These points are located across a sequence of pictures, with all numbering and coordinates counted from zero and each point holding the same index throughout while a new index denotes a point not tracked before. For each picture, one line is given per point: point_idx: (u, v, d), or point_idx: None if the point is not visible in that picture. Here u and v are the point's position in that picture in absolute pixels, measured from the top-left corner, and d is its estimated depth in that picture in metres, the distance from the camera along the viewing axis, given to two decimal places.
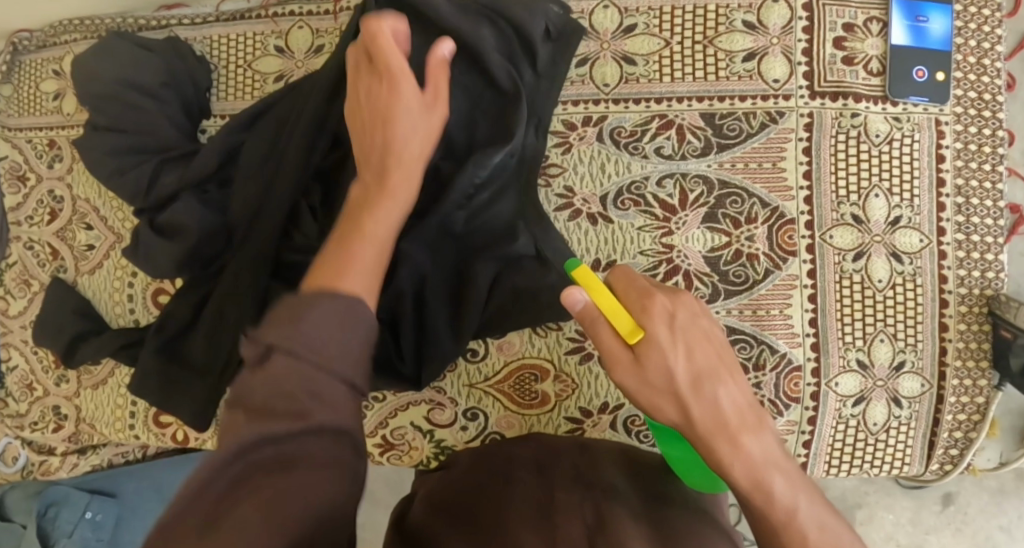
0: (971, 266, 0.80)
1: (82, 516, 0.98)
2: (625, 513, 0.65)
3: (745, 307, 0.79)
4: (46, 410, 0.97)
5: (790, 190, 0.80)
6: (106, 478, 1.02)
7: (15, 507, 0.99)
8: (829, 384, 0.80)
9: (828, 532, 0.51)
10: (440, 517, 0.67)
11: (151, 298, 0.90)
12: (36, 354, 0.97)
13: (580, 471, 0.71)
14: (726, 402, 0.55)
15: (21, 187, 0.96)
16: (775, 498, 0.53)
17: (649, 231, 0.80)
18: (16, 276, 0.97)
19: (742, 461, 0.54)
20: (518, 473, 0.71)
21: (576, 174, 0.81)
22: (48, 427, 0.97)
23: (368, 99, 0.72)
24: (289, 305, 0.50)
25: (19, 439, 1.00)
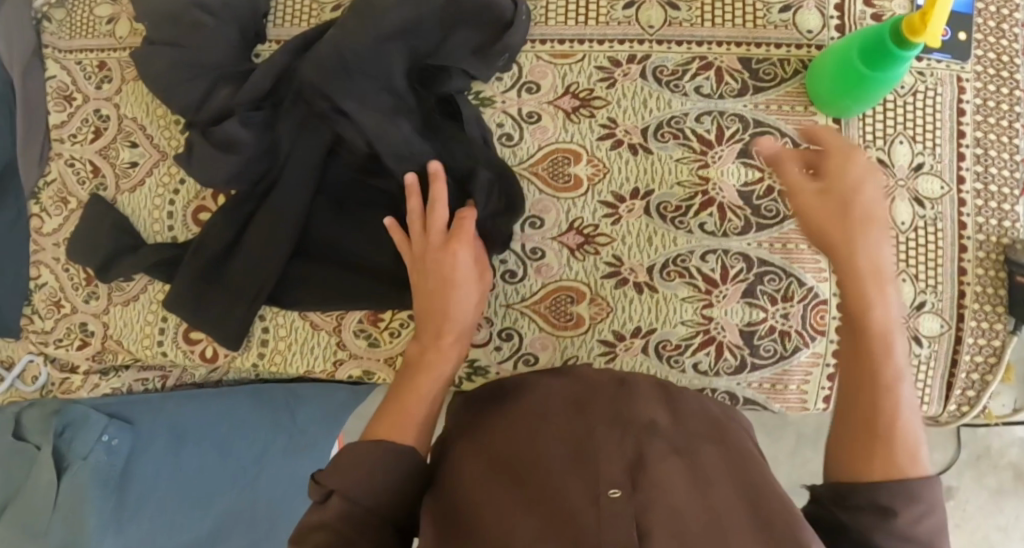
0: (989, 214, 0.84)
1: (98, 440, 0.99)
2: (664, 444, 0.61)
3: (775, 241, 0.83)
4: (72, 326, 0.98)
5: (820, 132, 0.84)
6: (127, 403, 1.03)
7: (30, 425, 0.99)
8: None
9: (912, 407, 0.59)
10: (472, 456, 0.65)
11: (191, 216, 0.92)
12: (67, 272, 0.98)
13: (619, 406, 0.66)
14: (882, 249, 0.63)
15: (67, 106, 0.97)
16: (872, 329, 0.60)
17: (687, 163, 0.83)
18: (54, 193, 0.98)
19: (856, 257, 0.62)
20: (549, 406, 0.68)
21: (619, 108, 0.84)
22: (73, 343, 0.98)
23: (424, 262, 0.77)
24: (354, 454, 0.63)
25: (41, 356, 1.00)
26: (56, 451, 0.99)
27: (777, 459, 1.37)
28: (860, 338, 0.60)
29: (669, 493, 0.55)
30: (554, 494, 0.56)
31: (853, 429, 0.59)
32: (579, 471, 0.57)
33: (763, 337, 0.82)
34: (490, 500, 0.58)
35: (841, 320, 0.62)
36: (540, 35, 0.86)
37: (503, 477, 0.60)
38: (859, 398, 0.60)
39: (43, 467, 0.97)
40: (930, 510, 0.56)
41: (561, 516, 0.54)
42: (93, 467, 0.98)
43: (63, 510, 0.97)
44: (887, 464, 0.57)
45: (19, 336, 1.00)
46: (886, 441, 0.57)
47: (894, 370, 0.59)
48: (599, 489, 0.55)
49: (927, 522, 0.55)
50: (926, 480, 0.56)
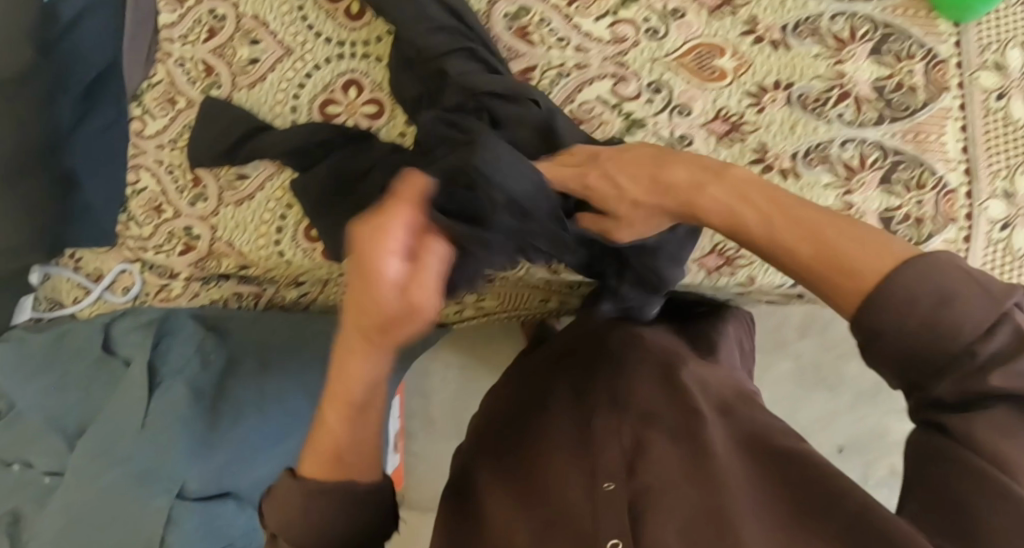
0: None
1: (194, 351, 0.96)
2: (665, 431, 0.68)
3: (908, 132, 0.86)
4: (175, 231, 0.95)
5: (943, 34, 0.87)
6: (222, 319, 1.00)
7: (123, 335, 0.97)
8: (980, 207, 0.86)
9: (865, 239, 0.53)
10: (497, 479, 0.70)
11: (319, 109, 0.90)
12: (170, 175, 0.94)
13: (616, 393, 0.74)
14: (721, 194, 0.61)
15: (178, 5, 0.93)
16: (748, 229, 0.59)
17: (824, 59, 0.87)
18: (160, 94, 0.95)
19: (714, 198, 0.61)
20: (559, 406, 0.77)
21: (759, 7, 0.87)
22: (175, 249, 0.96)
23: (356, 284, 0.53)
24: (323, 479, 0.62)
25: (136, 266, 0.99)
26: (150, 364, 0.95)
27: (838, 411, 1.40)
28: (820, 231, 0.55)
29: (656, 472, 0.63)
30: (547, 486, 0.66)
31: (830, 273, 0.53)
32: (576, 453, 0.68)
33: (900, 223, 0.85)
34: (512, 521, 0.64)
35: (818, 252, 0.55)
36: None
37: (518, 476, 0.69)
38: (821, 269, 0.54)
39: (137, 378, 0.92)
40: (946, 299, 0.49)
41: (567, 511, 0.63)
42: (187, 379, 0.94)
43: (152, 426, 0.89)
44: (950, 330, 0.49)
45: (113, 245, 0.98)
46: (888, 295, 0.50)
47: (850, 240, 0.54)
48: (596, 482, 0.64)
49: (949, 305, 0.49)
50: (921, 258, 0.51)
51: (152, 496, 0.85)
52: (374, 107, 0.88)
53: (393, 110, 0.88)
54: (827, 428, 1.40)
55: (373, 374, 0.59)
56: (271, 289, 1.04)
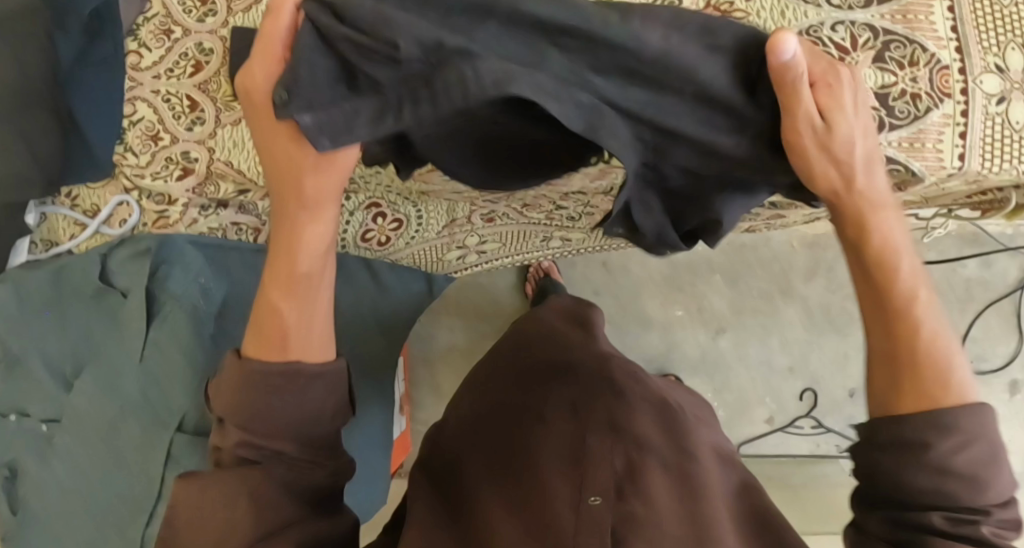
0: None
1: (194, 280, 0.99)
2: (656, 463, 0.75)
3: (896, 14, 0.87)
4: (172, 156, 0.96)
5: None
6: (224, 249, 1.04)
7: (121, 265, 0.98)
8: (975, 82, 0.86)
9: (938, 338, 0.67)
10: (482, 477, 0.75)
11: None
12: (167, 103, 0.95)
13: (615, 415, 0.78)
14: (889, 225, 0.68)
15: None
16: (902, 272, 0.68)
17: None
18: (155, 28, 0.95)
19: (879, 222, 0.68)
20: (555, 412, 0.79)
21: None
22: (173, 174, 0.96)
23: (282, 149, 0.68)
24: (277, 375, 0.71)
25: (134, 194, 1.00)
26: (149, 292, 0.98)
27: (850, 355, 1.38)
28: (902, 322, 0.67)
29: (644, 503, 0.70)
30: (543, 495, 0.70)
31: (889, 377, 0.67)
32: (573, 474, 0.71)
33: (896, 99, 0.86)
34: (496, 515, 0.70)
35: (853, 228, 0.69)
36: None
37: (513, 492, 0.71)
38: (887, 338, 0.68)
39: (136, 306, 0.96)
40: (968, 441, 0.62)
41: (547, 522, 0.67)
42: (185, 306, 0.97)
43: (150, 360, 0.96)
44: (967, 488, 0.62)
45: (110, 175, 0.98)
46: (910, 371, 0.66)
47: (931, 324, 0.67)
48: (582, 497, 0.69)
49: (964, 452, 0.62)
50: (966, 406, 0.63)
51: (158, 430, 0.95)
52: None
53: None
54: (840, 370, 1.38)
55: (323, 234, 0.75)
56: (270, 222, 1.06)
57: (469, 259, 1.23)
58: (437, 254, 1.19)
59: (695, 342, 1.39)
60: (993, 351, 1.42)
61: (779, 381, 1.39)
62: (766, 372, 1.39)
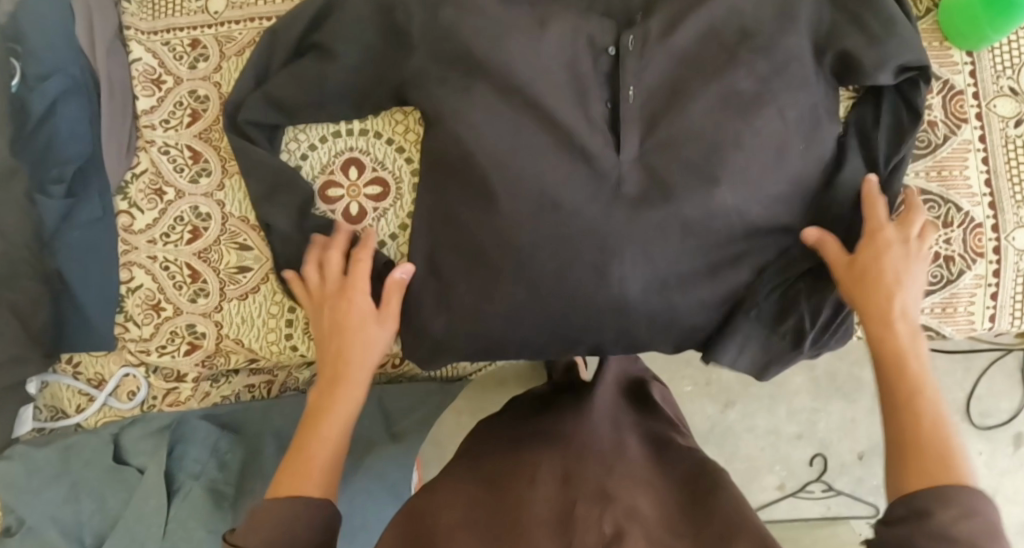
0: None
1: (210, 453, 0.90)
2: (647, 525, 0.58)
3: (931, 169, 0.84)
4: (178, 330, 0.88)
5: (957, 65, 0.85)
6: (236, 412, 0.92)
7: (134, 446, 0.89)
8: (1007, 238, 0.84)
9: None
10: (450, 524, 0.59)
11: (320, 191, 0.85)
12: (166, 271, 0.88)
13: (606, 486, 0.63)
14: None
15: (156, 90, 0.89)
16: None
17: None
18: (145, 185, 0.89)
19: None
20: (504, 480, 0.65)
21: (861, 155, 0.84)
22: (180, 349, 0.88)
23: None
24: None
25: (139, 370, 0.90)
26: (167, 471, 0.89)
27: (853, 427, 1.40)
28: None
29: None
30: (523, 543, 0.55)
31: None
32: (557, 525, 0.57)
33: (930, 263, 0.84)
34: None
35: (895, 442, 0.58)
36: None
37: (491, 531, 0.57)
38: None
39: (153, 487, 0.87)
40: None
41: None
42: (207, 484, 0.88)
43: (173, 537, 0.85)
44: None
45: (113, 348, 0.90)
46: None
47: None
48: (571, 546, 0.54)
49: None
50: None
51: None
52: (378, 188, 0.84)
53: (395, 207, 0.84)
54: (848, 435, 1.39)
55: None
56: (284, 376, 0.94)
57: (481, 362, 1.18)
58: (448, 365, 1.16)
59: (703, 414, 1.41)
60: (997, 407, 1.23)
61: (788, 448, 1.40)
62: (776, 440, 1.41)
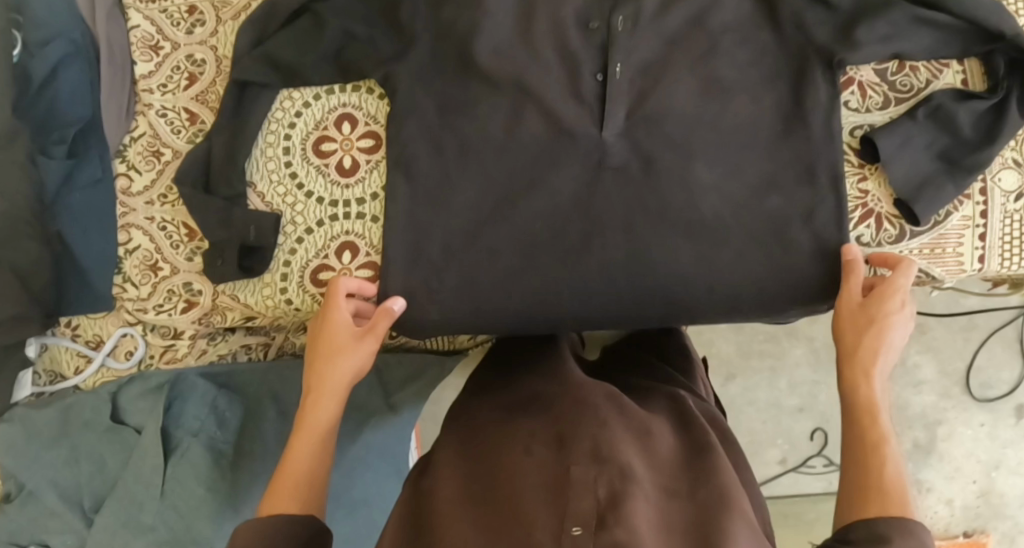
0: None
1: (207, 412, 0.90)
2: (640, 487, 0.62)
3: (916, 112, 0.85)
4: (175, 289, 0.89)
5: None
6: (232, 374, 0.93)
7: (131, 405, 0.89)
8: (994, 180, 0.85)
9: None
10: (454, 500, 0.64)
11: (314, 148, 0.86)
12: (164, 232, 0.90)
13: (599, 440, 0.65)
14: None
15: (154, 56, 0.91)
16: None
17: (869, 110, 0.85)
18: (144, 148, 0.91)
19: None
20: (507, 440, 0.69)
21: (851, 107, 0.85)
22: (176, 308, 0.89)
23: None
24: None
25: (136, 330, 0.91)
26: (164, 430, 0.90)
27: None
28: None
29: (629, 530, 0.57)
30: (519, 517, 0.59)
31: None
32: (551, 497, 0.60)
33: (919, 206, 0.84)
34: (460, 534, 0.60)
35: (855, 492, 0.66)
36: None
37: (486, 506, 0.62)
38: None
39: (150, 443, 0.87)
40: None
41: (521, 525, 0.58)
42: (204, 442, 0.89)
43: (172, 497, 0.86)
44: None
45: (112, 307, 0.91)
46: None
47: None
48: (563, 525, 0.58)
49: None
50: None
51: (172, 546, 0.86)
52: (371, 141, 0.85)
53: (386, 159, 0.84)
54: None
55: None
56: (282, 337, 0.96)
57: (480, 334, 1.18)
58: (448, 337, 1.16)
59: None
60: (999, 377, 1.23)
61: (790, 421, 1.40)
62: (778, 414, 1.40)
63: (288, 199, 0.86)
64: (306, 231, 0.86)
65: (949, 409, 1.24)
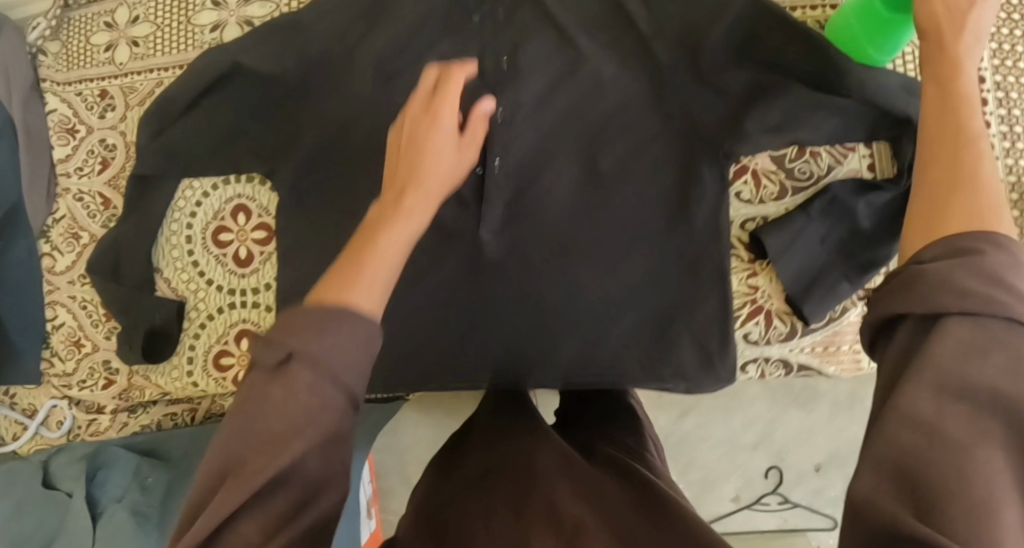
0: (1016, 138, 0.85)
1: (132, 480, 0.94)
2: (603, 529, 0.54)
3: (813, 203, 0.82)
4: (95, 366, 0.94)
5: None
6: (156, 441, 0.97)
7: (62, 473, 0.94)
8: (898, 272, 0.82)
9: None
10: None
11: (212, 237, 0.89)
12: (85, 310, 0.94)
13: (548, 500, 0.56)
14: None
15: (70, 139, 0.95)
16: None
17: (763, 201, 0.82)
18: (64, 230, 0.95)
19: None
20: (469, 494, 0.61)
21: (745, 200, 0.82)
22: (97, 384, 0.94)
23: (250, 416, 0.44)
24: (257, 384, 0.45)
25: (64, 401, 0.97)
26: (91, 497, 0.93)
27: (812, 440, 1.37)
28: None
29: None
30: None
31: None
32: None
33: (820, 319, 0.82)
34: None
35: (932, 179, 0.46)
36: (565, 29, 0.82)
37: None
38: None
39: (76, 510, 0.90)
40: None
41: None
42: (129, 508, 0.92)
43: None
44: None
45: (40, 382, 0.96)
46: None
47: None
48: None
49: None
50: None
51: None
52: (263, 233, 0.88)
53: (276, 252, 0.87)
54: (806, 447, 1.37)
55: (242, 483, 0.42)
56: (205, 405, 1.00)
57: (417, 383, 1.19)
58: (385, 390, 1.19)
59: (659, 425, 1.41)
60: None
61: (746, 459, 1.39)
62: (733, 452, 1.39)
63: (190, 286, 0.90)
64: (207, 318, 0.89)
65: None
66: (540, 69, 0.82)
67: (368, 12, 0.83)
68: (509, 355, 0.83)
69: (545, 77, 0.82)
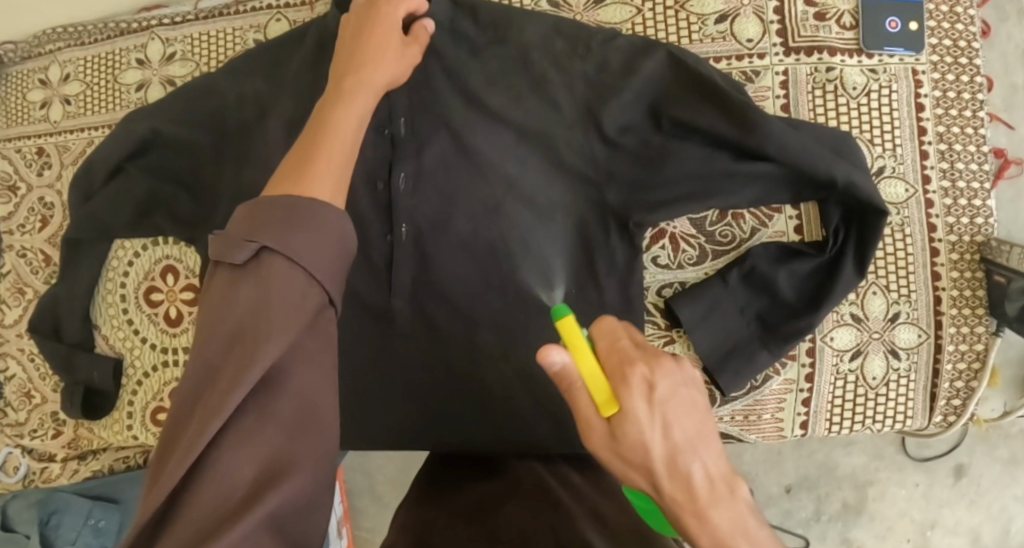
0: (956, 195, 0.80)
1: (85, 523, 0.94)
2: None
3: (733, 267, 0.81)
4: (45, 417, 0.98)
5: (768, 91, 0.81)
6: (107, 484, 0.98)
7: (17, 517, 0.95)
8: (825, 339, 0.80)
9: None
10: None
11: (144, 297, 0.91)
12: (33, 363, 0.97)
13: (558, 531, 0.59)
14: None
15: (12, 197, 0.96)
16: None
17: (681, 266, 0.82)
18: (10, 285, 0.97)
19: None
20: (472, 520, 0.63)
21: (663, 265, 0.82)
22: (47, 434, 0.99)
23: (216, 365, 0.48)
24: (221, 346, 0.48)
25: (19, 449, 1.00)
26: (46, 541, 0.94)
27: None
28: None
29: None
30: None
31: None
32: None
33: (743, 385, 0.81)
34: None
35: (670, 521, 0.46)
36: (474, 86, 0.79)
37: None
38: None
39: None
40: None
41: None
42: None
43: None
44: None
45: None
46: None
47: None
48: None
49: None
50: None
51: None
52: (191, 294, 0.90)
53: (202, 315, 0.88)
54: None
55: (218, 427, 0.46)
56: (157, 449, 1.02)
57: None
58: None
59: None
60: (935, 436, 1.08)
61: None
62: None
63: (127, 343, 0.92)
64: (143, 376, 0.92)
65: (882, 469, 1.10)
66: (449, 129, 0.79)
67: (279, 74, 0.82)
68: (422, 424, 0.81)
69: (453, 137, 0.79)
